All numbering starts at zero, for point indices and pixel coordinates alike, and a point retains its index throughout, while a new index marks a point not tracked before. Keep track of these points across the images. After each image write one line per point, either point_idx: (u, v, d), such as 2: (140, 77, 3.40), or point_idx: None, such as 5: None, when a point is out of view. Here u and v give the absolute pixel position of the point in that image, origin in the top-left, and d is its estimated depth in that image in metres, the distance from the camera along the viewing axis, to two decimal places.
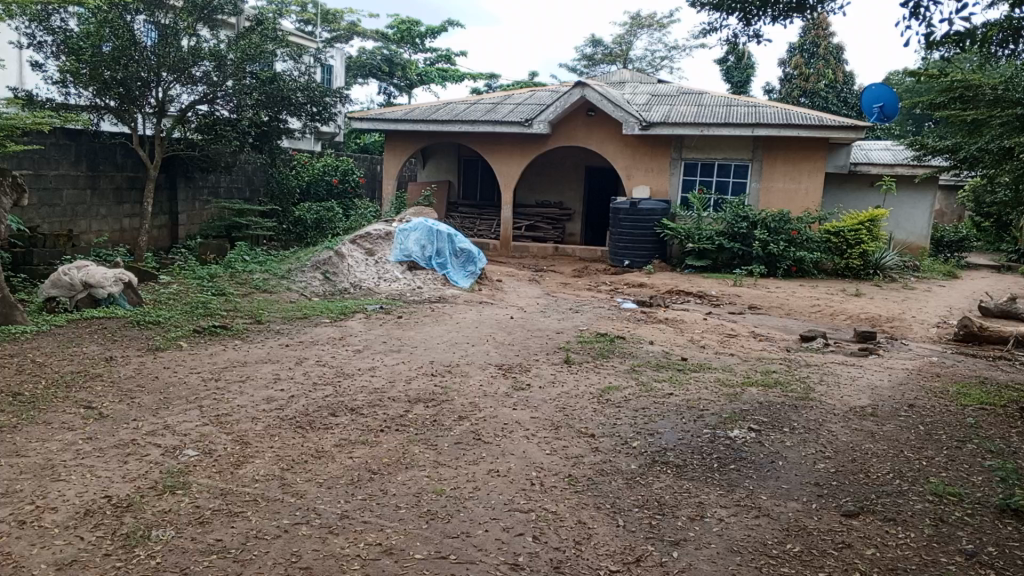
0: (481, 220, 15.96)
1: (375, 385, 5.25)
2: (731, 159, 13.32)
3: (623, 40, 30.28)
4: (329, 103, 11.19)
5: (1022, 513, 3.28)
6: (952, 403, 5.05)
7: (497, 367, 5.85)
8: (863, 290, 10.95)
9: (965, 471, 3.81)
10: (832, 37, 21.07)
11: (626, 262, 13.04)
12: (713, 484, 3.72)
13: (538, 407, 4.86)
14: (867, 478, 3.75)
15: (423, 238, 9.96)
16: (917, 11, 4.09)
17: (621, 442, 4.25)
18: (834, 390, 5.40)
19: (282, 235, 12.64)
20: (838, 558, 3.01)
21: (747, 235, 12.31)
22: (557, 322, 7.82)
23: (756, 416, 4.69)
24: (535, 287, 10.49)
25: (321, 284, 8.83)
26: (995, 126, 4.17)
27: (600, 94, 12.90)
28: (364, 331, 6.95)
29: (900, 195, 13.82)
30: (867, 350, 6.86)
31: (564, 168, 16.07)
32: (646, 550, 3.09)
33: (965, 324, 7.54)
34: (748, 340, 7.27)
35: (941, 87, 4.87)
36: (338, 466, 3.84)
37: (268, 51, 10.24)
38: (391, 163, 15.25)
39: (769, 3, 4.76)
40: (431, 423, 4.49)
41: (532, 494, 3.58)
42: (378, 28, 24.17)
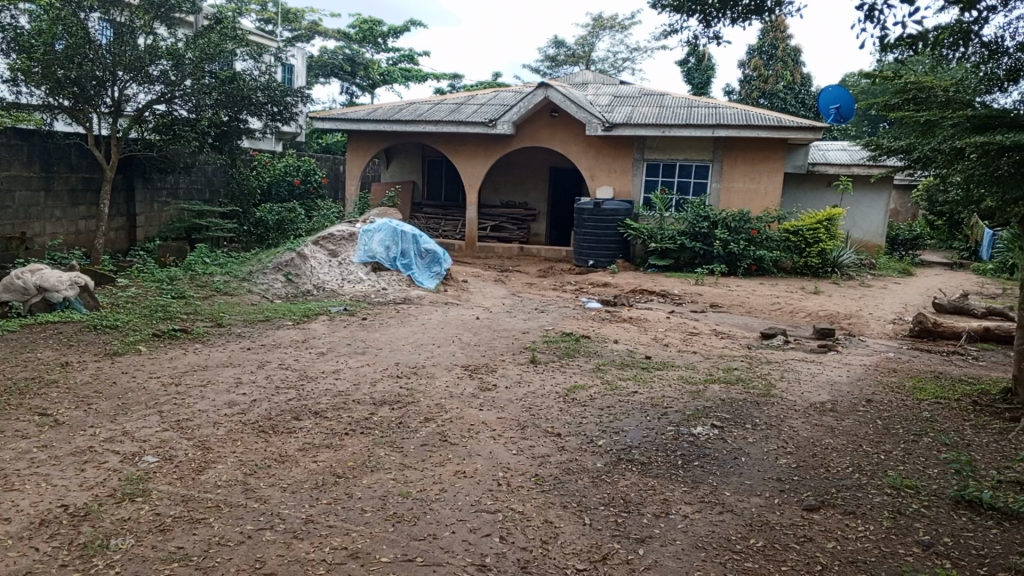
0: (445, 221, 15.92)
1: (339, 388, 5.20)
2: (693, 159, 13.47)
3: (586, 41, 30.47)
4: (290, 103, 11.07)
5: (976, 504, 3.37)
6: (908, 397, 5.17)
7: (463, 368, 5.84)
8: (822, 287, 11.15)
9: (921, 464, 3.91)
10: (790, 39, 21.45)
11: (590, 262, 13.10)
12: (677, 481, 3.76)
13: (504, 407, 4.86)
14: (827, 473, 3.83)
15: (387, 238, 9.90)
16: (872, 15, 4.17)
17: (587, 441, 4.27)
18: (794, 386, 5.50)
19: (242, 236, 12.32)
20: (801, 552, 3.06)
21: (708, 235, 12.47)
22: (523, 322, 7.84)
23: (719, 413, 4.76)
24: (500, 287, 10.49)
25: (284, 286, 8.73)
26: (947, 127, 4.27)
27: (564, 95, 12.95)
28: (328, 334, 6.89)
29: (857, 194, 14.11)
30: (826, 347, 6.99)
31: (528, 169, 16.10)
32: (612, 547, 3.11)
33: (920, 320, 7.72)
34: (710, 338, 7.37)
35: (895, 89, 4.94)
36: (303, 470, 3.80)
37: (227, 51, 10.09)
38: (354, 164, 15.13)
39: (728, 6, 4.83)
40: (397, 426, 4.47)
41: (499, 495, 3.58)
42: (339, 28, 23.98)
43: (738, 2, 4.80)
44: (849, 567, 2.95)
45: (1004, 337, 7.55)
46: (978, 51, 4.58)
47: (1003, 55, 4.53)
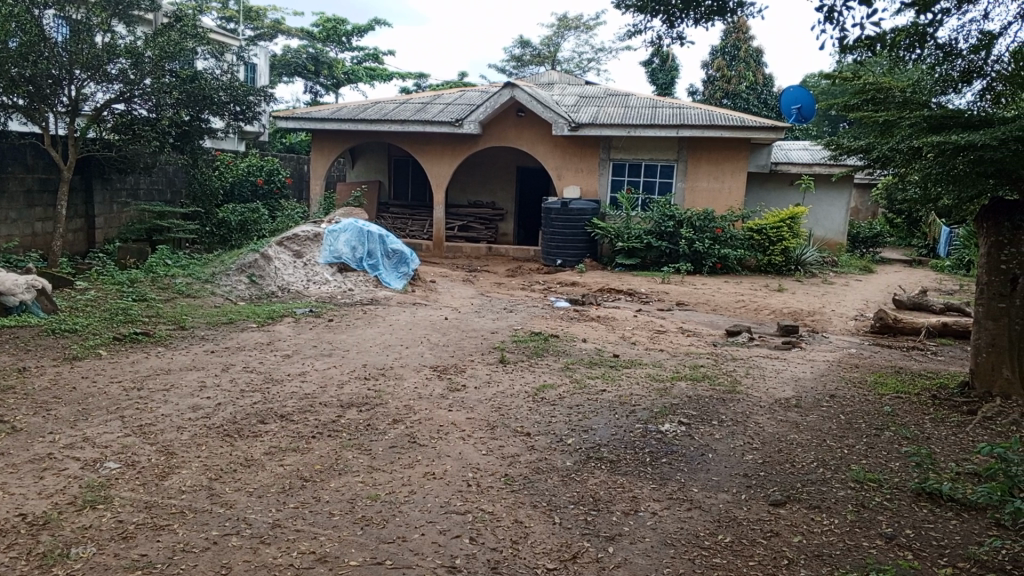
0: (412, 221, 15.85)
1: (306, 391, 5.15)
2: (658, 159, 13.58)
3: (551, 41, 30.59)
4: (253, 103, 10.97)
5: (936, 496, 3.44)
6: (870, 392, 5.28)
7: (431, 369, 5.82)
8: (786, 285, 11.31)
9: (883, 458, 3.98)
10: (752, 40, 21.75)
11: (558, 262, 13.14)
12: (646, 478, 3.79)
13: (473, 408, 4.86)
14: (793, 467, 3.89)
15: (354, 238, 9.84)
16: (832, 16, 4.24)
17: (556, 440, 4.29)
18: (759, 382, 5.58)
19: (205, 238, 12.09)
20: (767, 547, 3.11)
21: (673, 234, 12.61)
22: (491, 322, 7.84)
23: (686, 409, 4.81)
24: (468, 287, 10.47)
25: (248, 288, 8.61)
26: (905, 127, 4.36)
27: (530, 95, 12.96)
28: (294, 336, 6.81)
29: (818, 193, 14.35)
30: (790, 344, 7.10)
31: (494, 169, 16.10)
32: (582, 546, 3.12)
33: (880, 317, 7.88)
34: (676, 336, 7.44)
35: (855, 90, 5.04)
36: (269, 474, 3.75)
37: (187, 49, 9.92)
38: (319, 163, 14.99)
39: (691, 6, 4.87)
40: (365, 428, 4.43)
41: (468, 495, 3.57)
42: (303, 26, 23.74)
43: (701, 3, 4.85)
44: (814, 560, 2.99)
45: (961, 332, 7.73)
46: (934, 53, 4.70)
47: (957, 57, 4.68)
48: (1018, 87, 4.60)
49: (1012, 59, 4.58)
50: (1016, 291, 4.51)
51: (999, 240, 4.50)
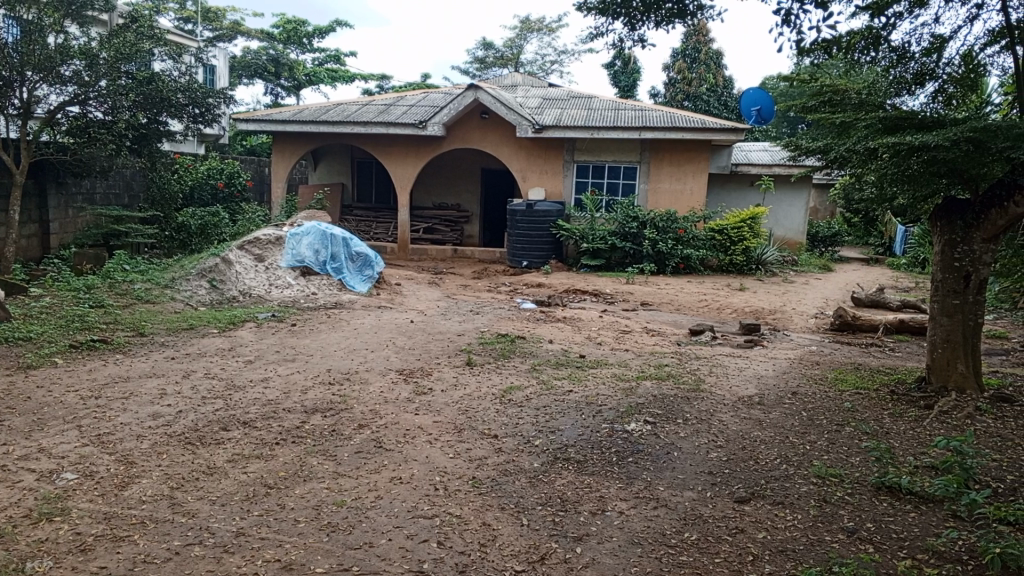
0: (376, 223, 15.74)
1: (269, 397, 5.08)
2: (621, 161, 13.68)
3: (514, 44, 30.70)
4: (212, 105, 10.83)
5: (895, 490, 3.52)
6: (831, 389, 5.38)
7: (397, 372, 5.78)
8: (747, 284, 11.46)
9: (844, 453, 4.06)
10: (712, 43, 22.04)
11: (524, 263, 13.14)
12: (612, 477, 3.82)
13: (440, 411, 4.84)
14: (756, 464, 3.94)
15: (316, 242, 9.72)
16: (788, 19, 4.32)
17: (524, 442, 4.29)
18: (722, 380, 5.65)
19: (164, 242, 11.88)
20: (733, 544, 3.14)
21: (637, 234, 12.71)
22: (458, 324, 7.81)
23: (651, 408, 4.85)
24: (434, 290, 10.42)
25: (208, 293, 8.48)
26: (861, 129, 4.44)
27: (494, 96, 12.96)
28: (256, 341, 6.71)
29: (778, 193, 14.58)
30: (752, 342, 7.20)
31: (459, 171, 16.06)
32: (550, 548, 3.13)
33: (839, 314, 8.03)
34: (641, 336, 7.50)
35: (812, 91, 5.09)
36: (232, 482, 3.69)
37: (144, 50, 9.76)
38: (281, 165, 14.81)
39: (652, 9, 4.93)
40: (329, 434, 4.38)
41: (436, 499, 3.56)
42: (263, 28, 23.47)
43: (661, 6, 4.90)
44: (779, 555, 3.03)
45: (917, 329, 7.92)
46: (888, 55, 4.94)
47: (910, 60, 4.94)
48: (965, 88, 4.94)
49: (962, 62, 4.92)
50: (969, 288, 4.63)
51: (952, 239, 4.62)
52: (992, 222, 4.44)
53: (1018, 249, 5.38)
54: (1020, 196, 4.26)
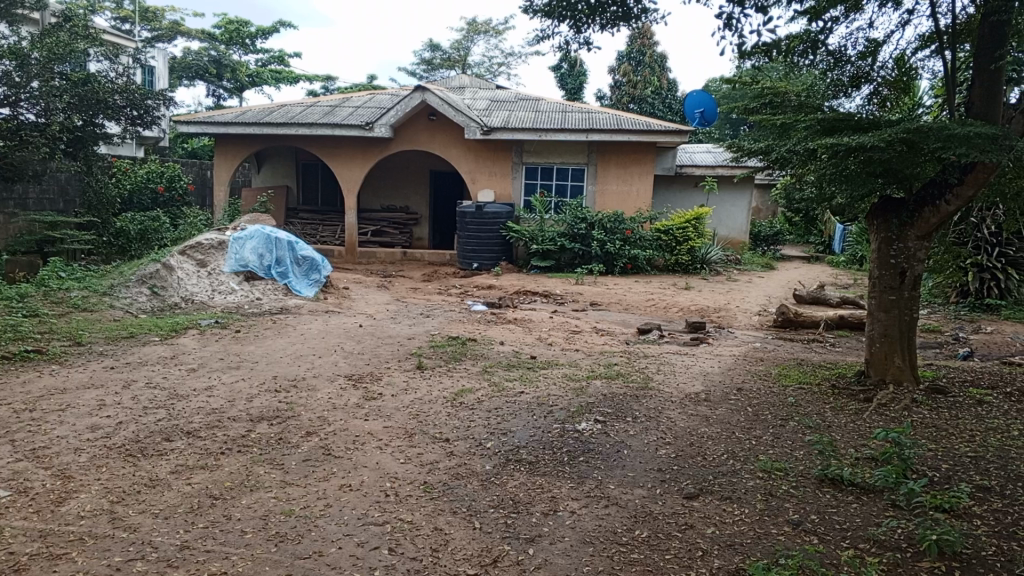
0: (323, 226, 15.53)
1: (213, 406, 4.96)
2: (569, 163, 13.78)
3: (461, 46, 30.68)
4: (151, 107, 10.50)
5: (838, 481, 3.62)
6: (775, 384, 5.50)
7: (346, 378, 5.71)
8: (693, 283, 11.65)
9: (789, 447, 4.15)
10: (656, 46, 22.37)
11: (474, 265, 13.10)
12: (564, 478, 3.83)
13: (390, 416, 4.79)
14: (704, 461, 4.00)
15: (260, 246, 9.53)
16: (730, 23, 4.43)
17: (475, 444, 4.28)
18: (670, 378, 5.74)
19: (101, 248, 11.50)
20: (683, 540, 3.18)
21: (586, 235, 12.80)
22: (408, 328, 7.76)
23: (601, 408, 4.89)
24: (383, 293, 10.33)
25: (149, 300, 8.26)
26: (801, 130, 4.54)
27: (441, 98, 12.92)
28: (199, 349, 6.55)
29: (722, 194, 14.86)
30: (699, 340, 7.33)
31: (407, 173, 15.95)
32: (502, 550, 3.12)
33: (782, 312, 8.20)
34: (591, 336, 7.56)
35: (753, 94, 5.15)
36: (176, 493, 3.60)
37: (78, 51, 9.60)
38: (223, 169, 14.52)
39: (597, 12, 4.97)
40: (276, 442, 4.30)
41: (386, 505, 3.52)
42: (204, 28, 22.96)
43: (607, 9, 4.95)
44: (727, 550, 3.08)
45: (857, 324, 8.15)
46: (825, 59, 5.11)
47: (846, 63, 5.11)
48: (898, 91, 5.17)
49: (894, 65, 5.11)
50: (904, 284, 4.78)
51: (888, 237, 4.77)
52: (925, 220, 4.60)
53: (949, 246, 5.59)
54: (952, 195, 4.43)
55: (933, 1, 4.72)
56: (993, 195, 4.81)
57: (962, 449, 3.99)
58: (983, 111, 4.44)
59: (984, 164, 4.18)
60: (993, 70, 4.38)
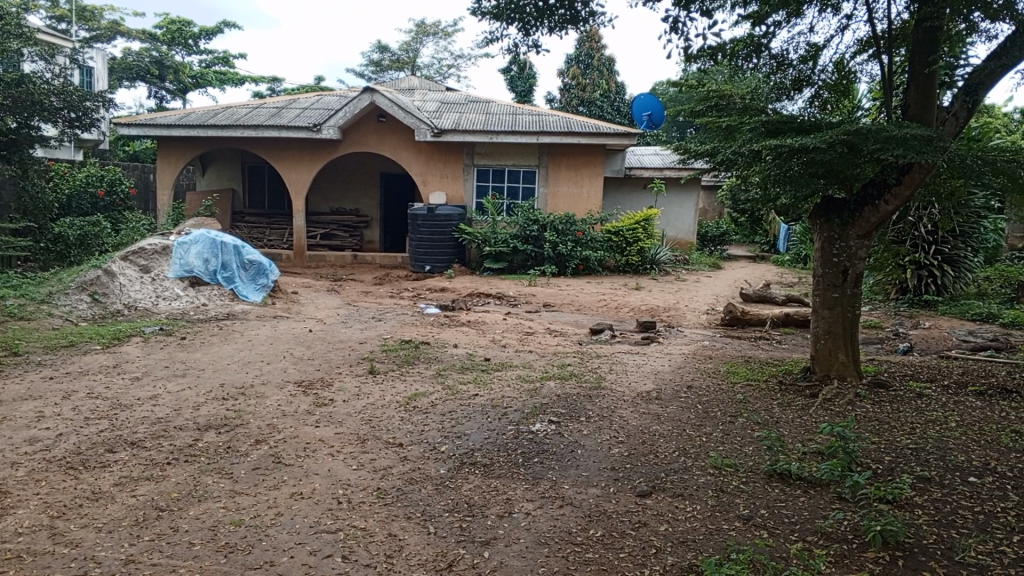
0: (271, 230, 15.27)
1: (158, 415, 4.83)
2: (520, 165, 13.81)
3: (410, 47, 30.55)
4: (90, 109, 10.18)
5: (786, 476, 3.70)
6: (724, 381, 5.60)
7: (296, 384, 5.61)
8: (643, 283, 11.79)
9: (738, 443, 4.22)
10: (604, 49, 22.62)
11: (427, 268, 13.01)
12: (519, 479, 3.83)
13: (342, 422, 4.73)
14: (656, 458, 4.05)
15: (205, 250, 9.32)
16: (676, 27, 4.50)
17: (429, 448, 4.26)
18: (622, 377, 5.80)
19: (38, 254, 11.03)
20: (636, 538, 3.21)
21: (538, 237, 12.85)
22: (359, 332, 7.68)
23: (555, 408, 4.91)
24: (333, 297, 10.21)
25: (90, 307, 8.00)
26: (745, 132, 4.62)
27: (391, 100, 12.82)
28: (143, 357, 6.38)
29: (670, 196, 15.08)
30: (649, 339, 7.42)
31: (357, 176, 15.80)
32: (457, 554, 3.11)
33: (729, 310, 8.36)
34: (544, 337, 7.59)
35: (699, 97, 5.21)
36: (120, 506, 3.49)
37: (11, 50, 9.26)
38: (166, 172, 14.18)
39: (545, 15, 4.99)
40: (225, 451, 4.21)
41: (339, 513, 3.47)
42: (144, 28, 22.39)
43: (555, 11, 4.97)
44: (680, 547, 3.12)
45: (801, 321, 8.34)
46: (768, 62, 5.22)
47: (788, 67, 5.24)
48: (838, 94, 5.36)
49: (835, 69, 5.25)
50: (846, 281, 4.91)
51: (830, 236, 4.90)
52: (866, 219, 4.73)
53: (888, 244, 5.75)
54: (890, 195, 4.56)
55: (870, 7, 4.86)
56: (930, 194, 4.97)
57: (904, 441, 4.12)
58: (919, 114, 4.60)
59: (921, 164, 4.31)
60: (927, 73, 4.53)
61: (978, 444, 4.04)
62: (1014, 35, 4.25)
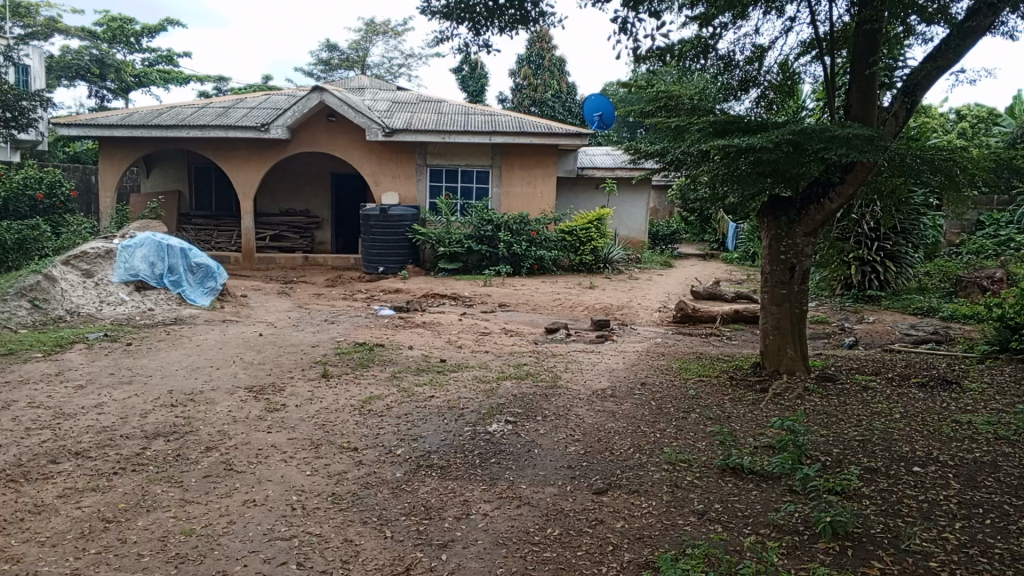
0: (218, 232, 14.97)
1: (103, 424, 4.69)
2: (473, 165, 13.80)
3: (359, 47, 30.26)
4: (26, 108, 9.88)
5: (739, 470, 3.76)
6: (676, 378, 5.68)
7: (247, 390, 5.50)
8: (597, 282, 11.88)
9: (692, 438, 4.29)
10: (554, 50, 22.74)
11: (380, 270, 12.88)
12: (476, 480, 3.82)
13: (294, 427, 4.66)
14: (612, 456, 4.09)
15: (151, 254, 9.08)
16: (625, 28, 4.55)
17: (385, 452, 4.22)
18: (577, 375, 5.84)
19: None
20: (594, 535, 3.24)
21: (492, 237, 12.86)
22: (312, 335, 7.58)
23: (512, 408, 4.92)
24: (284, 300, 10.05)
25: (30, 314, 7.71)
26: (694, 132, 4.68)
27: (340, 99, 12.67)
28: (87, 364, 6.19)
29: (622, 195, 15.23)
30: (603, 337, 7.48)
31: (308, 176, 15.59)
32: (415, 557, 3.09)
33: (681, 307, 8.48)
34: (500, 337, 7.59)
35: (649, 97, 5.27)
36: (64, 519, 3.38)
37: None
38: (108, 173, 13.80)
39: (496, 15, 4.99)
40: (174, 459, 4.12)
41: (294, 519, 3.42)
42: (83, 25, 21.75)
43: (505, 12, 4.97)
44: (637, 543, 3.15)
45: (751, 317, 8.51)
46: (716, 63, 5.32)
47: (735, 68, 5.35)
48: (783, 94, 5.49)
49: (779, 70, 5.38)
50: (794, 278, 5.02)
51: (777, 234, 5.00)
52: (812, 217, 4.84)
53: (833, 241, 5.89)
54: (834, 193, 4.69)
55: (813, 10, 4.98)
56: (872, 192, 5.11)
57: (851, 433, 4.23)
58: (860, 114, 4.72)
59: (863, 163, 4.48)
60: (867, 75, 4.65)
61: (921, 435, 4.17)
62: (949, 37, 4.41)
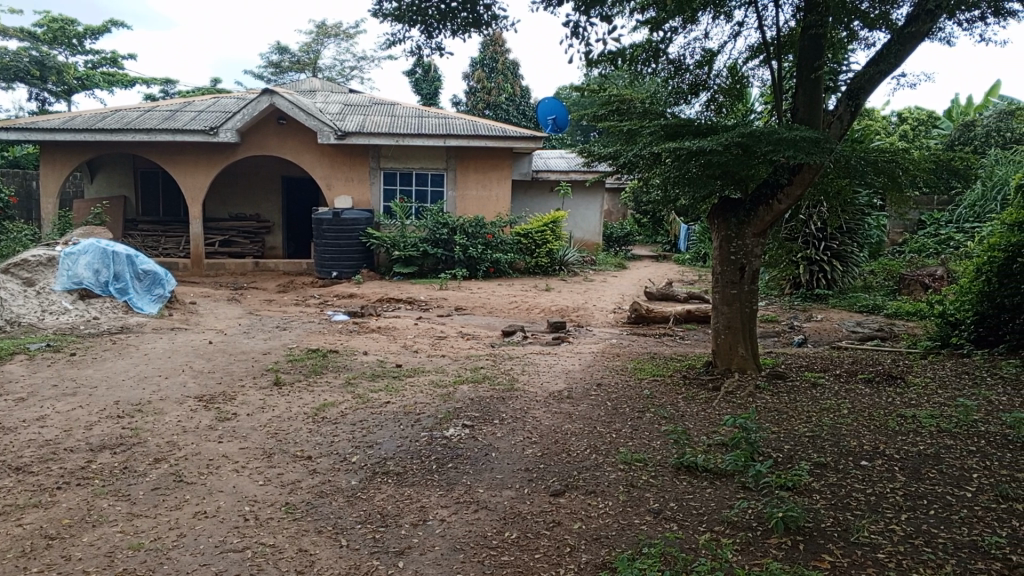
0: (166, 237, 14.65)
1: (46, 437, 4.54)
2: (427, 169, 13.74)
3: (311, 49, 29.94)
4: None
5: (693, 469, 3.81)
6: (631, 378, 5.73)
7: (196, 399, 5.39)
8: (553, 285, 11.93)
9: (647, 438, 4.33)
10: (508, 53, 22.80)
11: (333, 274, 12.73)
12: (432, 486, 3.80)
13: (246, 437, 4.57)
14: (568, 457, 4.10)
15: (96, 261, 8.83)
16: (577, 32, 4.52)
17: (340, 459, 4.17)
18: (534, 377, 5.85)
19: None
20: (550, 538, 3.24)
21: (447, 240, 12.81)
22: (264, 342, 7.44)
23: (468, 412, 4.90)
24: (236, 307, 9.87)
25: None
26: (646, 135, 4.73)
27: (291, 102, 12.48)
28: (29, 376, 5.99)
29: (575, 198, 15.33)
30: (560, 339, 7.52)
31: (258, 180, 15.35)
32: (371, 565, 3.06)
33: (635, 308, 8.56)
34: (456, 340, 7.58)
35: (602, 101, 5.30)
36: (4, 537, 3.26)
37: None
38: (50, 179, 13.39)
39: (447, 18, 4.98)
40: (121, 472, 4.01)
41: (245, 531, 3.36)
42: (22, 26, 21.03)
43: (457, 15, 4.96)
44: (594, 544, 3.17)
45: (703, 317, 8.64)
46: (666, 67, 5.38)
47: (685, 72, 5.42)
48: (732, 98, 5.60)
49: (727, 74, 5.47)
50: (744, 278, 5.11)
51: (728, 235, 5.09)
52: (760, 218, 4.93)
53: (782, 241, 6.01)
54: (782, 194, 4.79)
55: (760, 14, 5.07)
56: (818, 194, 5.24)
57: (802, 429, 4.33)
58: (807, 117, 4.82)
59: (809, 165, 4.60)
60: (813, 78, 4.75)
61: (867, 430, 4.28)
62: (890, 42, 4.53)
